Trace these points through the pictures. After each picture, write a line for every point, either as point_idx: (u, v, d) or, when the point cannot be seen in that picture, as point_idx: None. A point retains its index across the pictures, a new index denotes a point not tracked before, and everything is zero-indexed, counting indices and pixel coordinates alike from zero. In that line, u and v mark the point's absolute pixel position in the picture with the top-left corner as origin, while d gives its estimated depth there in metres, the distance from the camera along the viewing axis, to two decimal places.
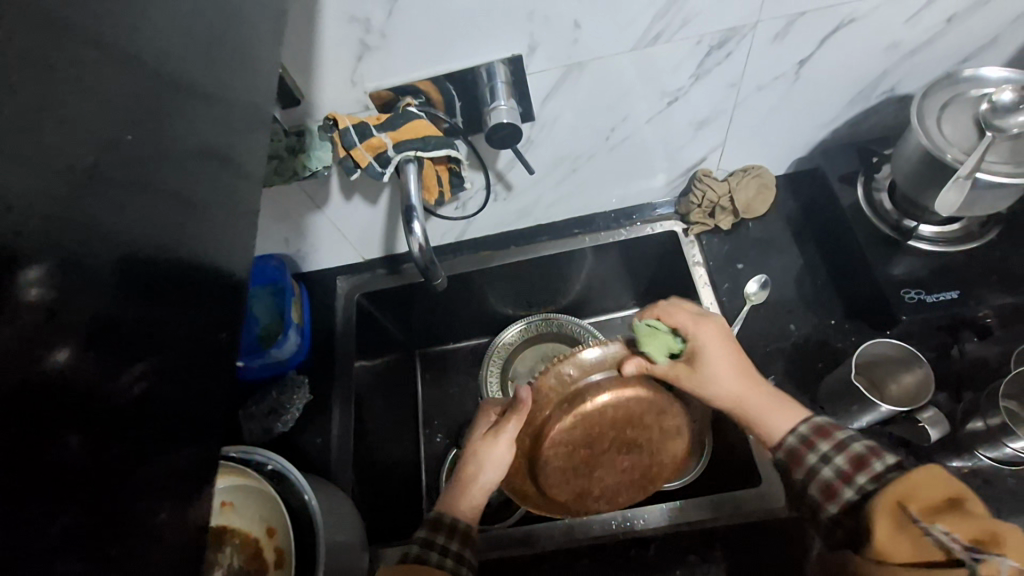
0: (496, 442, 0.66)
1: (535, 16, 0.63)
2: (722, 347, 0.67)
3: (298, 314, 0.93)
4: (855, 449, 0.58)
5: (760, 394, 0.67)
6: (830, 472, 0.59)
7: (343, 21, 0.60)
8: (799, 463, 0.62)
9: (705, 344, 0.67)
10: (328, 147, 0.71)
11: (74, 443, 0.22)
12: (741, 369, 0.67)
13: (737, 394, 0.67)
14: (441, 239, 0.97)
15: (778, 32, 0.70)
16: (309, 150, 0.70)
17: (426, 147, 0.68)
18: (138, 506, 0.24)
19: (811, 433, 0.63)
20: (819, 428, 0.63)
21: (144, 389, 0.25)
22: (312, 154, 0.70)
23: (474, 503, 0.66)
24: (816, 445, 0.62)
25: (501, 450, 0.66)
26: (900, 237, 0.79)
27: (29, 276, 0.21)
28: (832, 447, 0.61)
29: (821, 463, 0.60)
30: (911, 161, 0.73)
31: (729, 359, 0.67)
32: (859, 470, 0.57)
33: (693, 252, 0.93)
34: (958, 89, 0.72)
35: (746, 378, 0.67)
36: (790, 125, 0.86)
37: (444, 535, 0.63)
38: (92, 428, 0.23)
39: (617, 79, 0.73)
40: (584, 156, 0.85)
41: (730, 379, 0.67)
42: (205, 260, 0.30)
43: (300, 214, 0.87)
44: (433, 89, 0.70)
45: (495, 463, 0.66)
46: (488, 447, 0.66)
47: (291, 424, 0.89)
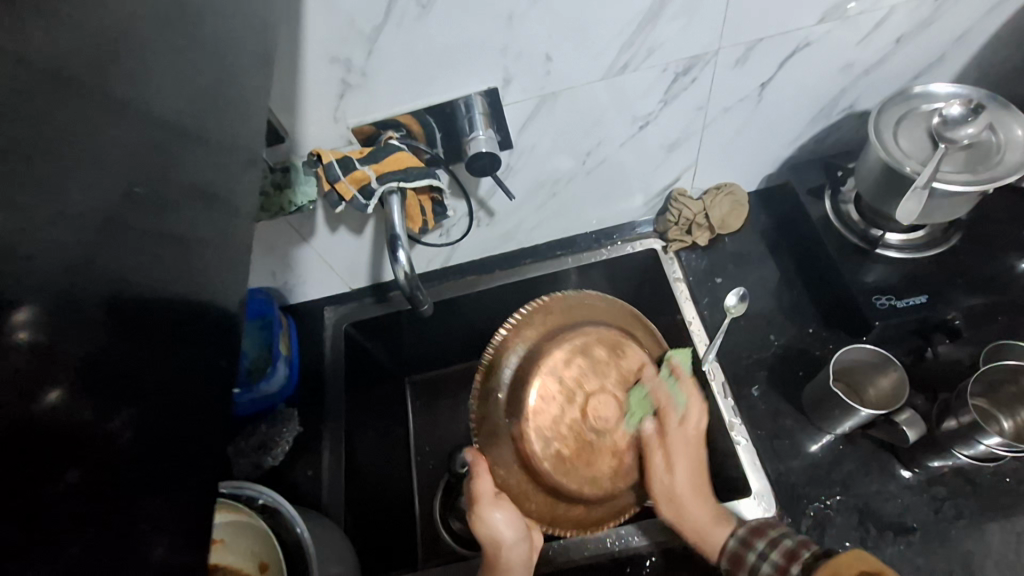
0: (486, 512, 0.62)
1: (508, 51, 0.66)
2: (691, 452, 0.70)
3: (286, 346, 0.94)
4: (788, 544, 0.62)
5: (699, 506, 0.68)
6: (767, 567, 0.62)
7: (325, 62, 0.63)
8: (739, 565, 0.64)
9: (676, 453, 0.69)
10: (313, 181, 0.72)
11: (76, 475, 0.23)
12: (700, 476, 0.70)
13: (693, 509, 0.68)
14: (427, 266, 0.99)
15: (737, 58, 0.74)
16: (294, 185, 0.71)
17: (408, 177, 0.70)
18: (146, 533, 0.25)
19: (748, 536, 0.65)
20: (756, 527, 0.66)
21: (142, 426, 0.26)
22: (298, 189, 0.71)
23: (515, 556, 0.62)
24: (754, 545, 0.65)
25: (501, 511, 0.63)
26: (869, 246, 0.82)
27: (20, 321, 0.22)
28: (767, 545, 0.64)
29: (759, 559, 0.63)
30: (872, 174, 0.76)
31: (694, 471, 0.69)
32: (791, 563, 0.61)
33: (673, 268, 0.95)
34: (910, 105, 0.76)
35: (703, 488, 0.69)
36: (758, 143, 0.90)
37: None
38: (91, 464, 0.24)
39: (589, 107, 0.76)
40: (562, 180, 0.87)
41: (689, 489, 0.68)
42: (206, 295, 0.31)
43: (286, 247, 0.88)
44: (414, 122, 0.73)
45: (501, 525, 0.62)
46: (488, 524, 0.62)
47: (281, 457, 0.89)
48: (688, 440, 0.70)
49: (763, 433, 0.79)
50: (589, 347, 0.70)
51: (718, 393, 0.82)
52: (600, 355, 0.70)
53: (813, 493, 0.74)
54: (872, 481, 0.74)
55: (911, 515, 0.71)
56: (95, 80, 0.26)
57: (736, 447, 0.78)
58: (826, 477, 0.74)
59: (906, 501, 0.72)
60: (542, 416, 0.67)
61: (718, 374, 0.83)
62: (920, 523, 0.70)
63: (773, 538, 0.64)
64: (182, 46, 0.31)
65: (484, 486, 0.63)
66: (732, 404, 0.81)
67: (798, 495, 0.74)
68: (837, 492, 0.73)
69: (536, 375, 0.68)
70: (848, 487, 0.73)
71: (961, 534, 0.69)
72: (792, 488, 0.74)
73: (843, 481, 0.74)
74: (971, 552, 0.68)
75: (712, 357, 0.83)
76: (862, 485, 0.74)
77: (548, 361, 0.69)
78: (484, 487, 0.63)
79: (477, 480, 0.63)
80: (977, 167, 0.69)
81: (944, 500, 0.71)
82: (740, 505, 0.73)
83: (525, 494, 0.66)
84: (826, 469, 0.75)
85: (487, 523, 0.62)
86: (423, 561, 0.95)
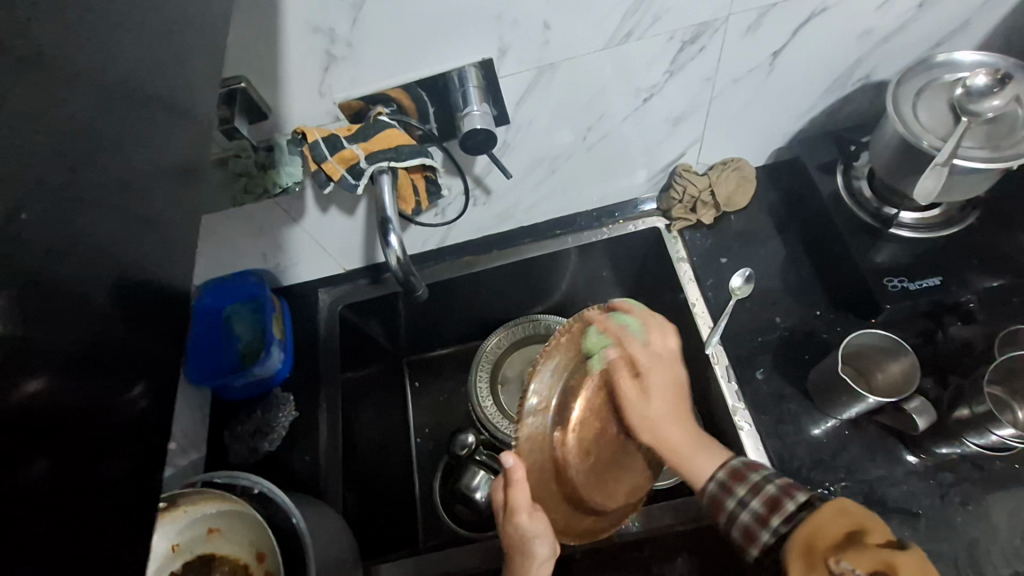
0: (522, 523, 0.61)
1: (504, 18, 0.62)
2: (666, 378, 0.65)
3: (280, 329, 0.93)
4: (770, 491, 0.58)
5: (684, 438, 0.63)
6: (747, 516, 0.58)
7: (306, 32, 0.58)
8: (721, 510, 0.60)
9: (654, 379, 0.65)
10: (298, 161, 0.68)
11: (40, 470, 0.22)
12: (682, 399, 0.65)
13: (674, 434, 0.63)
14: (422, 247, 0.97)
15: (750, 24, 0.69)
16: (279, 165, 0.67)
17: (400, 157, 0.66)
18: (113, 539, 0.23)
19: (728, 478, 0.61)
20: (734, 471, 0.61)
21: (106, 427, 0.24)
22: (283, 170, 0.67)
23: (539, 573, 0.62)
24: (735, 491, 0.60)
25: (535, 524, 0.62)
26: (881, 225, 0.79)
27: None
28: (748, 492, 0.59)
29: (740, 507, 0.59)
30: (887, 148, 0.73)
31: (673, 396, 0.65)
32: (773, 513, 0.57)
33: (677, 247, 0.92)
34: (932, 74, 0.72)
35: (687, 425, 0.64)
36: (767, 116, 0.85)
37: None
38: (58, 461, 0.22)
39: (592, 77, 0.71)
40: (562, 156, 0.84)
41: (671, 424, 0.64)
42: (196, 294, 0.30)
43: (276, 228, 0.86)
44: (405, 96, 0.69)
45: (534, 536, 0.62)
46: (521, 532, 0.62)
47: (277, 443, 0.88)
48: (666, 370, 0.65)
49: (767, 417, 0.77)
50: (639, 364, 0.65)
51: (722, 376, 0.80)
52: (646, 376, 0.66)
53: (818, 479, 0.72)
54: (878, 467, 0.72)
55: (916, 501, 0.70)
56: (41, 47, 0.24)
57: (738, 431, 0.77)
58: (831, 463, 0.73)
59: (911, 488, 0.70)
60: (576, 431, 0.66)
61: (722, 357, 0.82)
62: (925, 509, 0.69)
63: (754, 485, 0.59)
64: (134, 17, 0.28)
65: (517, 497, 0.61)
66: (736, 388, 0.80)
67: (802, 481, 0.72)
68: (841, 479, 0.72)
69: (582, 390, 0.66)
70: (853, 472, 0.72)
71: (967, 522, 0.68)
72: (796, 473, 0.73)
73: (848, 467, 0.72)
74: (976, 539, 0.67)
75: (716, 340, 0.81)
76: (867, 470, 0.72)
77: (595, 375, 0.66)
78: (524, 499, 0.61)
79: (512, 491, 0.61)
80: (1000, 143, 0.66)
81: (950, 487, 0.70)
82: None
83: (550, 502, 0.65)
84: (830, 455, 0.74)
85: (518, 530, 0.62)
86: (423, 542, 0.95)
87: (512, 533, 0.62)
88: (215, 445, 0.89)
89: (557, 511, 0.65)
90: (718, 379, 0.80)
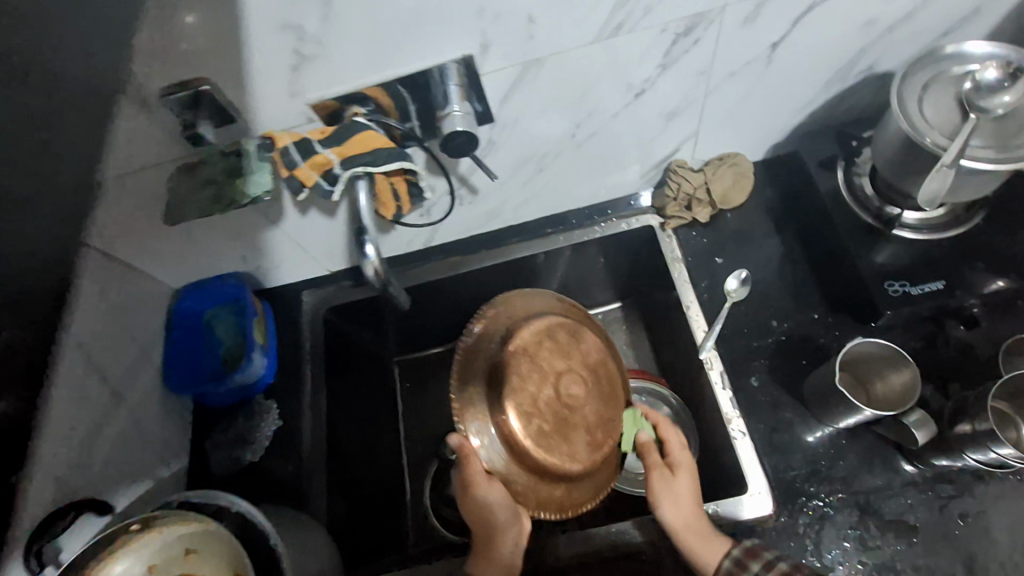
0: (481, 491, 0.63)
1: (485, 12, 0.57)
2: (688, 469, 0.70)
3: (262, 335, 0.90)
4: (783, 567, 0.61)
5: (695, 514, 0.67)
6: None
7: (272, 30, 0.54)
8: None
9: (679, 465, 0.69)
10: (268, 167, 0.64)
11: None
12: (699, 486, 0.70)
13: (688, 513, 0.67)
14: (408, 247, 0.94)
15: (748, 15, 0.65)
16: (247, 174, 0.62)
17: (375, 162, 0.63)
18: None
19: (743, 555, 0.64)
20: (749, 548, 0.64)
21: None
22: (252, 179, 0.63)
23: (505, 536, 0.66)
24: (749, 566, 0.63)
25: (495, 493, 0.64)
26: (883, 226, 0.75)
27: None
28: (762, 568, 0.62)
29: None
30: (891, 145, 0.69)
31: (693, 480, 0.69)
32: None
33: (671, 247, 0.89)
34: (940, 67, 0.68)
35: (701, 513, 0.68)
36: (766, 110, 0.81)
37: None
38: None
39: (580, 73, 0.67)
40: (550, 154, 0.80)
41: (684, 501, 0.67)
42: None
43: (253, 232, 0.83)
44: (384, 95, 0.65)
45: (496, 503, 0.64)
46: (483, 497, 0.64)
47: (260, 453, 0.86)
48: (689, 462, 0.70)
49: (762, 426, 0.75)
50: (552, 330, 0.67)
51: (717, 382, 0.78)
52: (563, 338, 0.67)
53: (813, 490, 0.71)
54: (877, 478, 0.70)
55: (913, 513, 0.68)
56: None
57: (733, 440, 0.75)
58: (827, 473, 0.71)
59: (909, 499, 0.69)
60: (513, 401, 0.63)
61: (717, 363, 0.80)
62: (922, 521, 0.68)
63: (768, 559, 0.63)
64: None
65: (473, 466, 0.63)
66: (730, 396, 0.77)
67: (797, 492, 0.71)
68: (837, 490, 0.70)
69: (510, 358, 0.64)
70: (850, 483, 0.70)
71: (966, 535, 0.67)
72: (792, 484, 0.71)
73: (844, 477, 0.71)
74: (974, 552, 0.66)
75: (710, 345, 0.79)
76: (865, 481, 0.70)
77: (518, 342, 0.65)
78: (476, 465, 0.63)
79: (466, 464, 0.63)
80: (1009, 142, 0.62)
81: (949, 499, 0.68)
82: (737, 501, 0.71)
83: (511, 475, 0.65)
84: (826, 465, 0.72)
85: (484, 495, 0.64)
86: (412, 547, 0.94)
87: (473, 501, 0.65)
88: (197, 455, 0.87)
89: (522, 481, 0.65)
90: (711, 385, 0.79)
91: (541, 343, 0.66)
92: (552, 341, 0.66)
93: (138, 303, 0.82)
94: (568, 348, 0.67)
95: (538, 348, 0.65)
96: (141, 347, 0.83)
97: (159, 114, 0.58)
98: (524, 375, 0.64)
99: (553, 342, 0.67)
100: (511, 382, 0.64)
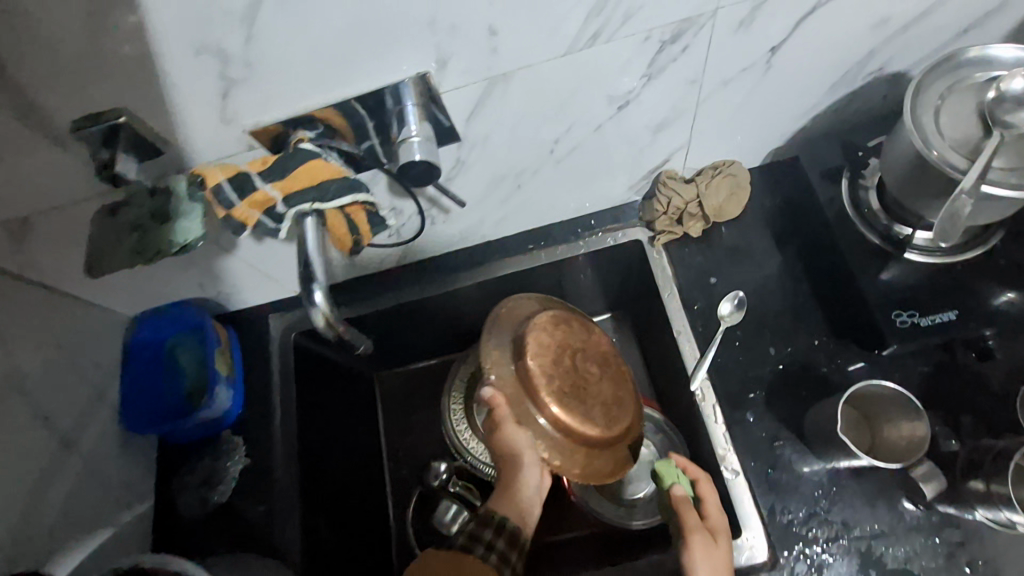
0: (512, 432, 0.60)
1: (438, 24, 0.50)
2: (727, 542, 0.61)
3: (226, 365, 0.85)
4: None
5: None
6: None
7: (190, 54, 0.47)
8: None
9: (718, 533, 0.61)
10: (201, 210, 0.56)
11: None
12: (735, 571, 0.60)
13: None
14: (381, 264, 0.88)
15: (742, 19, 0.57)
16: (175, 218, 0.55)
17: (323, 197, 0.57)
18: None
19: None
20: None
21: None
22: (179, 225, 0.55)
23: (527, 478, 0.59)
24: None
25: (524, 437, 0.60)
26: (892, 247, 0.69)
27: None
28: None
29: None
30: (902, 161, 0.62)
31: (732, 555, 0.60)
32: None
33: (661, 264, 0.82)
34: (960, 73, 0.60)
35: None
36: (765, 117, 0.74)
37: (491, 532, 0.54)
38: None
39: (555, 87, 0.60)
40: (528, 171, 0.73)
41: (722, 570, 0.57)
42: None
43: (208, 259, 0.77)
44: (338, 117, 0.57)
45: (523, 448, 0.60)
46: (510, 444, 0.60)
47: (228, 493, 0.81)
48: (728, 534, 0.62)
49: (758, 464, 0.70)
50: (568, 315, 0.67)
51: (710, 417, 0.73)
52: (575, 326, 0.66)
53: (811, 535, 0.66)
54: (879, 522, 0.66)
55: (918, 561, 0.64)
56: None
57: (732, 478, 0.69)
58: (826, 516, 0.67)
59: (914, 546, 0.64)
60: (540, 360, 0.62)
61: (709, 394, 0.74)
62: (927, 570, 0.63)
63: None
64: None
65: (502, 412, 0.60)
66: (724, 432, 0.72)
67: (795, 538, 0.66)
68: (837, 535, 0.66)
69: (532, 329, 0.63)
70: (851, 528, 0.66)
71: None
72: (789, 529, 0.67)
73: (845, 522, 0.66)
74: None
75: (702, 374, 0.73)
76: (867, 526, 0.66)
77: (540, 318, 0.65)
78: (506, 411, 0.60)
79: (498, 408, 0.60)
80: None
81: (958, 546, 0.64)
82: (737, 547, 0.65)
83: (540, 429, 0.60)
84: (826, 507, 0.67)
85: (510, 442, 0.60)
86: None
87: (500, 447, 0.60)
88: (162, 496, 0.82)
89: (548, 442, 0.61)
90: (705, 421, 0.73)
91: (556, 320, 0.65)
92: (565, 321, 0.66)
93: (87, 338, 0.76)
94: (582, 331, 0.66)
95: (551, 325, 0.64)
96: (95, 386, 0.77)
97: (75, 150, 0.51)
98: (546, 342, 0.63)
99: (568, 323, 0.66)
100: (535, 347, 0.62)
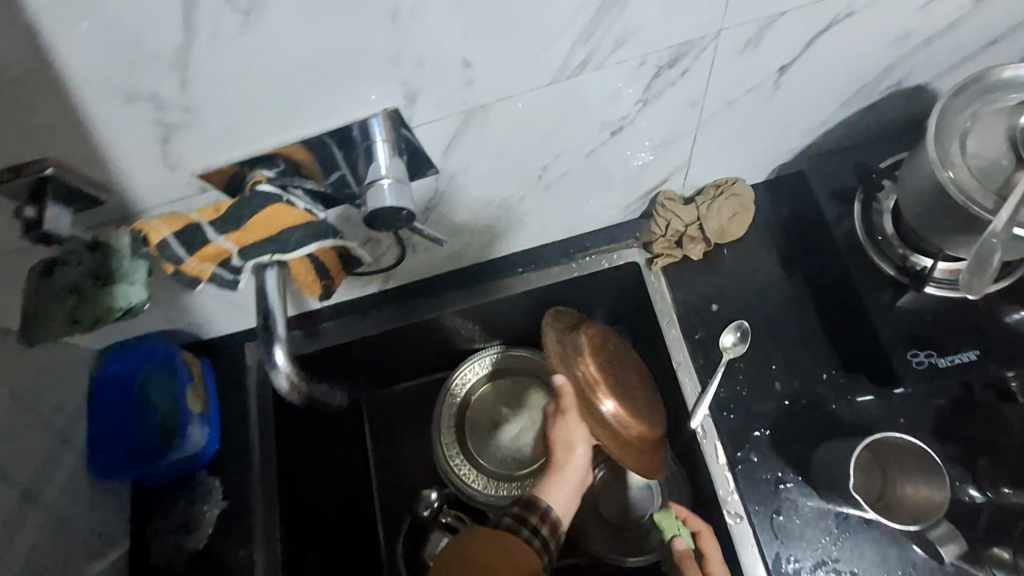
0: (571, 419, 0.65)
1: (402, 59, 0.44)
2: None
3: (199, 403, 0.80)
4: None
5: None
6: None
7: (118, 100, 0.41)
8: None
9: None
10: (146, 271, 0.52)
11: None
12: None
13: None
14: (360, 290, 0.80)
15: (747, 40, 0.51)
16: (121, 283, 0.51)
17: (285, 247, 0.52)
18: None
19: None
20: None
21: None
22: (124, 290, 0.51)
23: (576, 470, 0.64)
24: None
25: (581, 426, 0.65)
26: (909, 280, 0.64)
27: None
28: None
29: None
30: (921, 190, 0.57)
31: None
32: None
33: (659, 288, 0.76)
34: (990, 96, 0.54)
35: None
36: (771, 136, 0.68)
37: (536, 517, 0.61)
38: None
39: (542, 117, 0.54)
40: (513, 198, 0.67)
41: None
42: None
43: (172, 295, 0.71)
44: (309, 158, 0.51)
45: (578, 438, 0.65)
46: (566, 430, 0.65)
47: (205, 539, 0.78)
48: None
49: (762, 510, 0.66)
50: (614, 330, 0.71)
51: (711, 454, 0.68)
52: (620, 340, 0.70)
53: None
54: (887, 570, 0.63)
55: None
56: None
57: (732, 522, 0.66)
58: (833, 565, 0.64)
59: None
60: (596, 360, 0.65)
61: (710, 432, 0.69)
62: None
63: None
64: None
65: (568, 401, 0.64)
66: (728, 475, 0.67)
67: None
68: None
69: (589, 333, 0.66)
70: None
71: None
72: None
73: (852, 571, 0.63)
74: None
75: (703, 411, 0.69)
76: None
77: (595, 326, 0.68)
78: (570, 400, 0.64)
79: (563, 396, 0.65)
80: None
81: None
82: None
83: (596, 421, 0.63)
84: (833, 555, 0.64)
85: (567, 428, 0.66)
86: None
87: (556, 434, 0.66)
88: (137, 540, 0.79)
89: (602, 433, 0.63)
90: (706, 458, 0.69)
91: (604, 333, 0.68)
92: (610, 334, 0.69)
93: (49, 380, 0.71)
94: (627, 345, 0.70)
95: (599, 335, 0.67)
96: (58, 430, 0.72)
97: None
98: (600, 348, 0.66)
99: (613, 337, 0.69)
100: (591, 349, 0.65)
